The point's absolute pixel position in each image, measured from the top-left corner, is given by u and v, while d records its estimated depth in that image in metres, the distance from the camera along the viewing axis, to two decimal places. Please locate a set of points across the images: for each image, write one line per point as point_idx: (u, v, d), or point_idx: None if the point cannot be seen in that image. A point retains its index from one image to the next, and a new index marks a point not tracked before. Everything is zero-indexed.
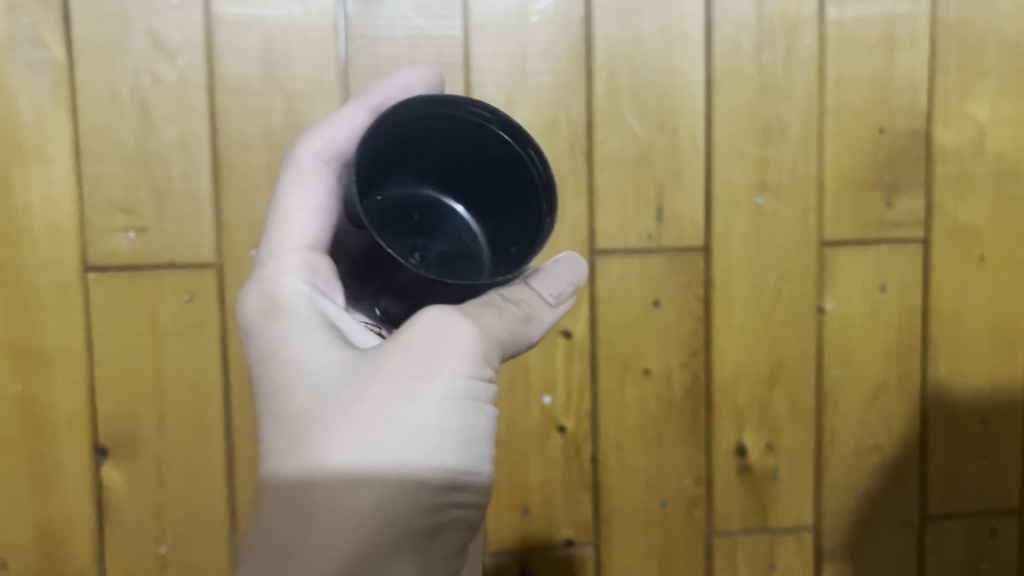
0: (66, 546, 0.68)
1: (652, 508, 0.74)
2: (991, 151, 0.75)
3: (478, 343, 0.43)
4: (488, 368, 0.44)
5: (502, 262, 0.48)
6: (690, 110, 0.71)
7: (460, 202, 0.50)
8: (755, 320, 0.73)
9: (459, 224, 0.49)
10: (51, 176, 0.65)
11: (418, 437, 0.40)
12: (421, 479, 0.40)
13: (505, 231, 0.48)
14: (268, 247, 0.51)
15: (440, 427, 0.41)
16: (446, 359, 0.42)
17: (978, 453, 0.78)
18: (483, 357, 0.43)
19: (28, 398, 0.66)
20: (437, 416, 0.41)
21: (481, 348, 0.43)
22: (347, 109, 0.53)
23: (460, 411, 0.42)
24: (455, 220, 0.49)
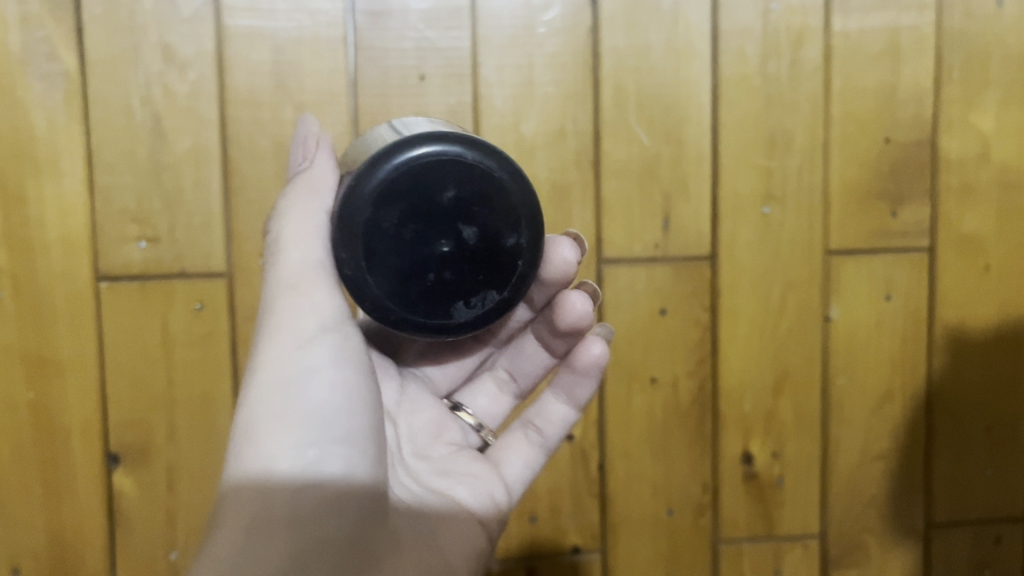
0: (78, 553, 0.69)
1: (659, 515, 0.74)
2: (996, 161, 0.75)
3: (289, 307, 0.45)
4: (314, 320, 0.46)
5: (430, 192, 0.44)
6: (696, 121, 0.71)
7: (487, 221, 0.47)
8: (761, 328, 0.73)
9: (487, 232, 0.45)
10: (64, 187, 0.66)
11: (253, 413, 0.43)
12: (262, 455, 0.42)
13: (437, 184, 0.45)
14: None
15: (275, 390, 0.43)
16: (266, 340, 0.45)
17: (983, 461, 0.78)
18: (302, 312, 0.45)
19: (41, 407, 0.67)
20: (270, 390, 0.43)
21: (295, 309, 0.45)
22: None
23: (282, 377, 0.44)
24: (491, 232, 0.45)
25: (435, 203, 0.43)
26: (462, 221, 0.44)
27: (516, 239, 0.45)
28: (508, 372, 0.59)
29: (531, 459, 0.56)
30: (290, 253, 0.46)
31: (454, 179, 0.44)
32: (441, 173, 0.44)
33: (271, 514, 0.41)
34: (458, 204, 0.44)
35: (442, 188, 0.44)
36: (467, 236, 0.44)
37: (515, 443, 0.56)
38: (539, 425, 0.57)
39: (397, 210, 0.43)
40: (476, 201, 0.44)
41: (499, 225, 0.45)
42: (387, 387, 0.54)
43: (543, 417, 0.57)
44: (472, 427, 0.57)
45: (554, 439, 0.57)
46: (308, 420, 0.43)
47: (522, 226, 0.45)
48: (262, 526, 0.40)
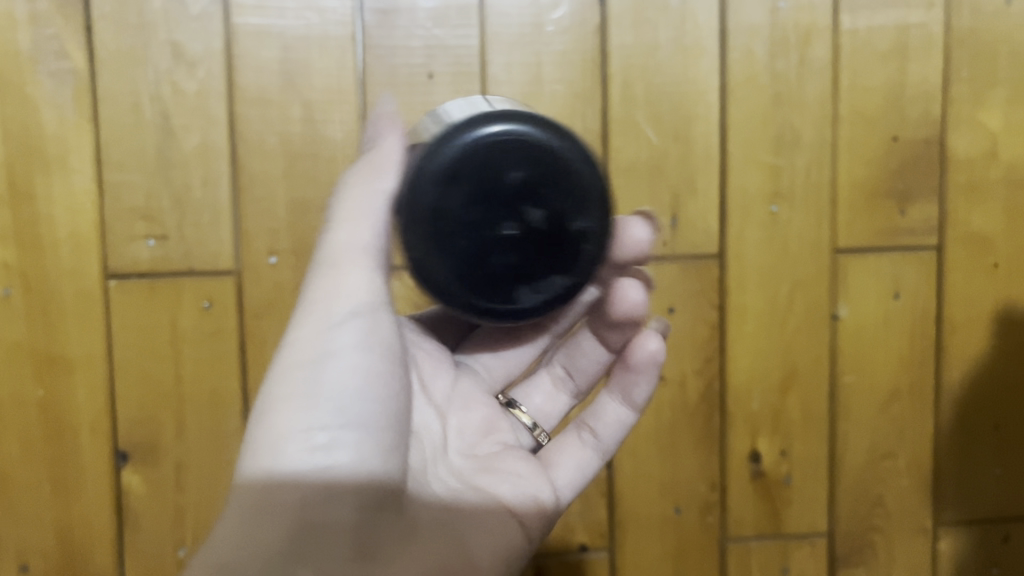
0: (87, 551, 0.69)
1: (666, 513, 0.74)
2: (1004, 159, 0.75)
3: (327, 287, 0.44)
4: (350, 303, 0.44)
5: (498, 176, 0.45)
6: (704, 119, 0.71)
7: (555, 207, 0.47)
8: (768, 327, 0.73)
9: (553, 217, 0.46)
10: (73, 184, 0.66)
11: (274, 392, 0.43)
12: (276, 436, 0.41)
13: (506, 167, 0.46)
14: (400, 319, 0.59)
15: (299, 374, 0.43)
16: (299, 318, 0.45)
17: (991, 460, 0.78)
18: (341, 295, 0.44)
19: (49, 405, 0.67)
20: (293, 371, 0.43)
21: (332, 290, 0.44)
22: None
23: (308, 360, 0.43)
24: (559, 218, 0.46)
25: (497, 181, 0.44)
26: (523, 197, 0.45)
27: (582, 223, 0.46)
28: (564, 369, 0.59)
29: (583, 464, 0.56)
30: (338, 232, 0.45)
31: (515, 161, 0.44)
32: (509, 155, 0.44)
33: (280, 498, 0.40)
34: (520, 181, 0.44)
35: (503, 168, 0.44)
36: (533, 218, 0.45)
37: (568, 445, 0.56)
38: (593, 426, 0.57)
39: (463, 191, 0.44)
40: (542, 182, 0.45)
41: (565, 205, 0.45)
42: (441, 383, 0.54)
43: (598, 418, 0.56)
44: (525, 425, 0.57)
45: (610, 442, 0.57)
46: (327, 408, 0.42)
47: (590, 207, 0.46)
48: (264, 511, 0.40)
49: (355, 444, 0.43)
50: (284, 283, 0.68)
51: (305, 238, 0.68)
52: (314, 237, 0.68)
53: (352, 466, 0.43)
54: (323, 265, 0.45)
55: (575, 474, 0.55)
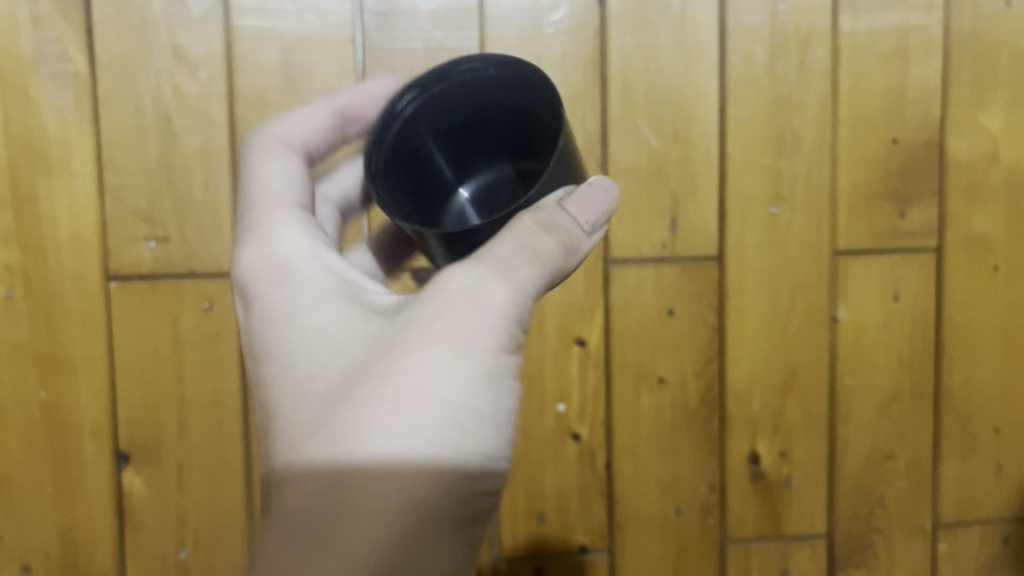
0: (89, 551, 0.69)
1: (666, 515, 0.74)
2: (1004, 161, 0.75)
3: (511, 313, 0.40)
4: (519, 338, 0.41)
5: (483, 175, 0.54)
6: (704, 121, 0.71)
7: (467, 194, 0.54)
8: (768, 329, 0.74)
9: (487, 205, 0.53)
10: (75, 186, 0.67)
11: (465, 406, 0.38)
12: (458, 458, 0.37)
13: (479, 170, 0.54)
14: (252, 205, 0.49)
15: (478, 405, 0.38)
16: (479, 328, 0.39)
17: (991, 461, 0.79)
18: (516, 323, 0.41)
19: (52, 406, 0.68)
20: (473, 391, 0.38)
21: (515, 317, 0.40)
22: (310, 108, 0.54)
23: (489, 386, 0.39)
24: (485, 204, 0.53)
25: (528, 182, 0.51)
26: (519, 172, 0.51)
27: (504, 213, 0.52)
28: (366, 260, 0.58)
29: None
30: (534, 268, 0.41)
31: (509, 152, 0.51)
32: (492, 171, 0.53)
33: (446, 518, 0.37)
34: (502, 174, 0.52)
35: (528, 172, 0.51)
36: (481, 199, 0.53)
37: None
38: None
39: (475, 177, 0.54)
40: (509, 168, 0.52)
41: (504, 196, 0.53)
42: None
43: None
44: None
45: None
46: (500, 443, 0.39)
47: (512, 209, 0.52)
48: (432, 534, 0.37)
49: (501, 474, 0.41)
50: None
51: None
52: None
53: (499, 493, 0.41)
54: (516, 281, 0.41)
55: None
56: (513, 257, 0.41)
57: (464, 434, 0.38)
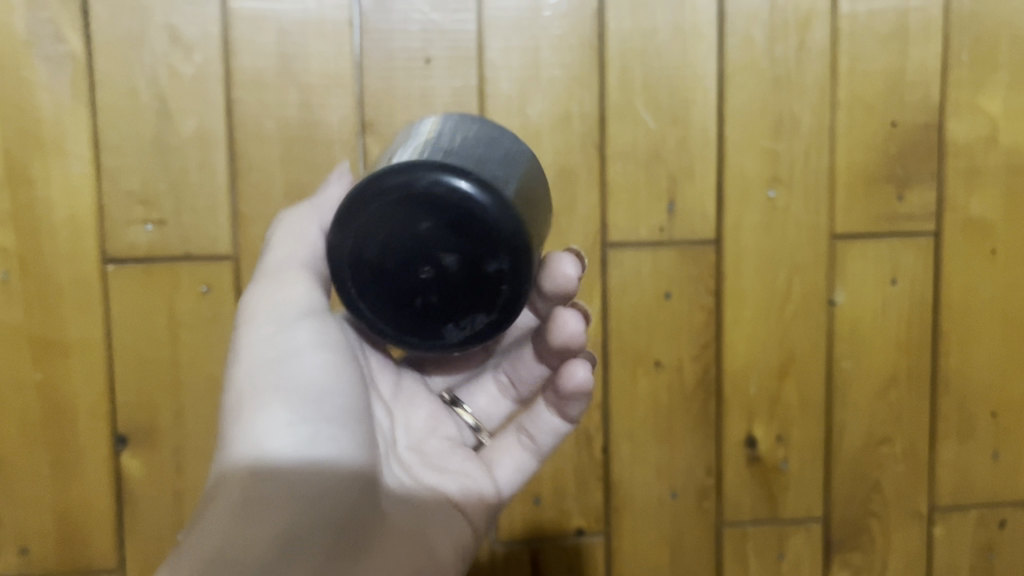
0: (86, 533, 0.69)
1: (662, 497, 0.75)
2: (1003, 145, 0.75)
3: (283, 303, 0.48)
4: (297, 314, 0.48)
5: (436, 230, 0.42)
6: (703, 104, 0.71)
7: (427, 221, 0.42)
8: (765, 313, 0.74)
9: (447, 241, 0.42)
10: (70, 168, 0.66)
11: (276, 457, 0.44)
12: (255, 432, 0.44)
13: (408, 203, 0.42)
14: None
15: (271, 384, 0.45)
16: (259, 324, 0.48)
17: (988, 446, 0.79)
18: (292, 309, 0.48)
19: (49, 388, 0.68)
20: (262, 370, 0.46)
21: (286, 304, 0.48)
22: None
23: (275, 361, 0.46)
24: (437, 233, 0.42)
25: (409, 279, 0.43)
26: (442, 252, 0.43)
27: (434, 230, 0.42)
28: (508, 377, 0.58)
29: (522, 466, 0.56)
30: (279, 260, 0.49)
31: (432, 209, 0.42)
32: (407, 206, 0.42)
33: (266, 495, 0.43)
34: (464, 210, 0.42)
35: (424, 260, 0.43)
36: (447, 261, 0.43)
37: (507, 446, 0.56)
38: (530, 431, 0.56)
39: (420, 219, 0.42)
40: (456, 227, 0.42)
41: (450, 228, 0.42)
42: (384, 379, 0.55)
43: (504, 465, 0.55)
44: (468, 426, 0.57)
45: (546, 451, 0.57)
46: (300, 412, 0.45)
47: (458, 239, 0.42)
48: (246, 511, 0.42)
49: (331, 434, 0.46)
50: None
51: None
52: None
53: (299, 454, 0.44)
54: (292, 293, 0.48)
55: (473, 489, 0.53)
56: (279, 262, 0.49)
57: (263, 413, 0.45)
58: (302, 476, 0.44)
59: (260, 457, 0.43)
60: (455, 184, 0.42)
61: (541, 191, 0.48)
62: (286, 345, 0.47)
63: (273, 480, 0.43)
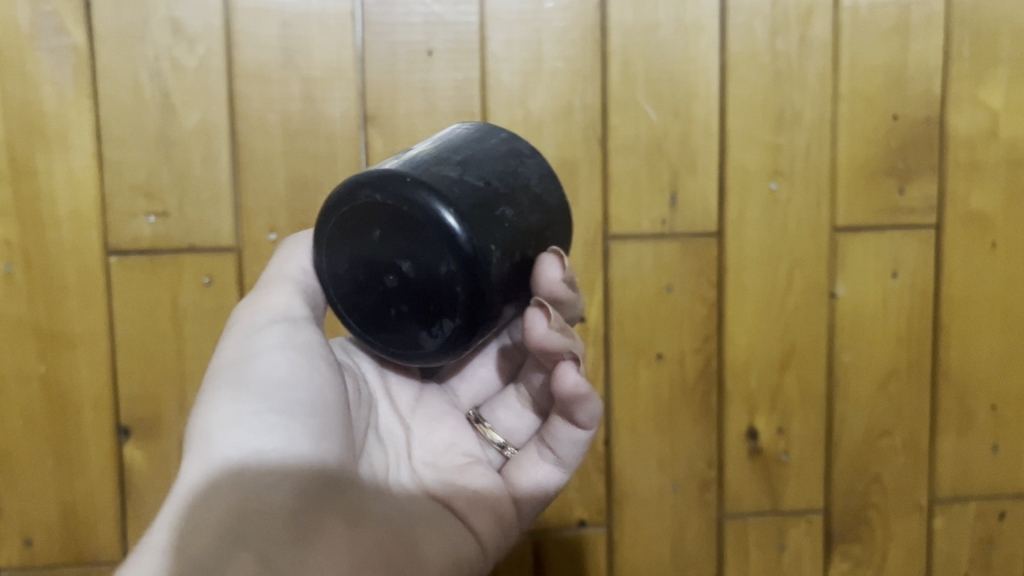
0: (90, 525, 0.69)
1: (664, 489, 0.75)
2: (1004, 138, 0.75)
3: (259, 310, 0.48)
4: (270, 317, 0.47)
5: (383, 238, 0.44)
6: (705, 98, 0.71)
7: (379, 230, 0.44)
8: (767, 305, 0.74)
9: (398, 248, 0.43)
10: (73, 162, 0.66)
11: (237, 445, 0.40)
12: (208, 421, 0.41)
13: (358, 217, 0.44)
14: None
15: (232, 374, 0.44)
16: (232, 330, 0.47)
17: (988, 439, 0.79)
18: (266, 314, 0.47)
19: (53, 380, 0.68)
20: (226, 364, 0.45)
21: (261, 310, 0.48)
22: None
23: (240, 355, 0.45)
24: (390, 242, 0.44)
25: (380, 288, 0.45)
26: (399, 259, 0.44)
27: (386, 241, 0.44)
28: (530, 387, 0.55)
29: (542, 479, 0.52)
30: (263, 280, 0.50)
31: (380, 218, 0.44)
32: (359, 219, 0.44)
33: (215, 483, 0.39)
34: (406, 216, 0.42)
35: (386, 269, 0.44)
36: (404, 268, 0.44)
37: (528, 460, 0.53)
38: (550, 443, 0.52)
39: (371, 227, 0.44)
40: (403, 234, 0.43)
41: (398, 237, 0.43)
42: (404, 396, 0.55)
43: (527, 475, 0.52)
44: (494, 445, 0.55)
45: (571, 462, 0.52)
46: (256, 397, 0.43)
47: (408, 246, 0.43)
48: (193, 498, 0.38)
49: (291, 422, 0.43)
50: None
51: (306, 215, 0.68)
52: (314, 213, 0.68)
53: (260, 442, 0.41)
54: (268, 302, 0.48)
55: (487, 501, 0.51)
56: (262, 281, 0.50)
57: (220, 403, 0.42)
58: (257, 466, 0.40)
59: (220, 448, 0.40)
60: (393, 190, 0.43)
61: (526, 190, 0.46)
62: (251, 345, 0.45)
63: (235, 470, 0.40)
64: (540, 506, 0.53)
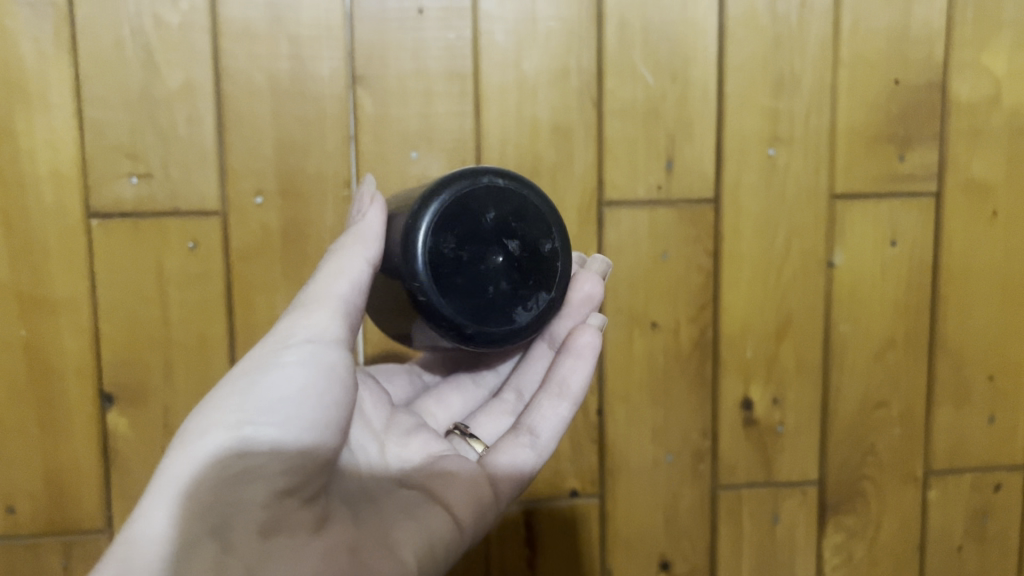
0: (74, 493, 0.68)
1: (657, 459, 0.74)
2: (1006, 105, 0.74)
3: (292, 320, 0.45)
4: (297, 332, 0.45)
5: (505, 214, 0.47)
6: (703, 61, 0.69)
7: (494, 209, 0.47)
8: (764, 274, 0.73)
9: (513, 224, 0.47)
10: (54, 121, 0.64)
11: (218, 448, 0.42)
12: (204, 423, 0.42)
13: (475, 195, 0.47)
14: None
15: (242, 379, 0.44)
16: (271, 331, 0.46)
17: (985, 410, 0.78)
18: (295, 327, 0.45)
19: (34, 346, 0.66)
20: (246, 366, 0.44)
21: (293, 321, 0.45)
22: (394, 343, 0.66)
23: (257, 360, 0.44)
24: (503, 219, 0.47)
25: (481, 268, 0.46)
26: (507, 237, 0.47)
27: (499, 216, 0.47)
28: (514, 393, 0.60)
29: (519, 465, 0.52)
30: (310, 287, 0.47)
31: (494, 199, 0.47)
32: (476, 198, 0.47)
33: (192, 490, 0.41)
34: (520, 198, 0.48)
35: (494, 247, 0.46)
36: (512, 247, 0.47)
37: (506, 444, 0.53)
38: (531, 426, 0.54)
39: (489, 206, 0.47)
40: (514, 217, 0.47)
41: (510, 215, 0.47)
42: (377, 414, 0.55)
43: (507, 457, 0.52)
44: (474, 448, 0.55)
45: (547, 444, 0.54)
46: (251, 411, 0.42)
47: (522, 224, 0.47)
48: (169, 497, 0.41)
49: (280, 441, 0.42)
50: (272, 223, 0.67)
51: (294, 178, 0.67)
52: (302, 177, 0.67)
53: (247, 459, 0.42)
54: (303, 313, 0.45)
55: (467, 485, 0.50)
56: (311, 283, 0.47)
57: (221, 406, 0.43)
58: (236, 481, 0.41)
59: (206, 446, 0.42)
60: (505, 176, 0.48)
61: None
62: (270, 358, 0.44)
63: (214, 472, 0.41)
64: (517, 495, 0.52)
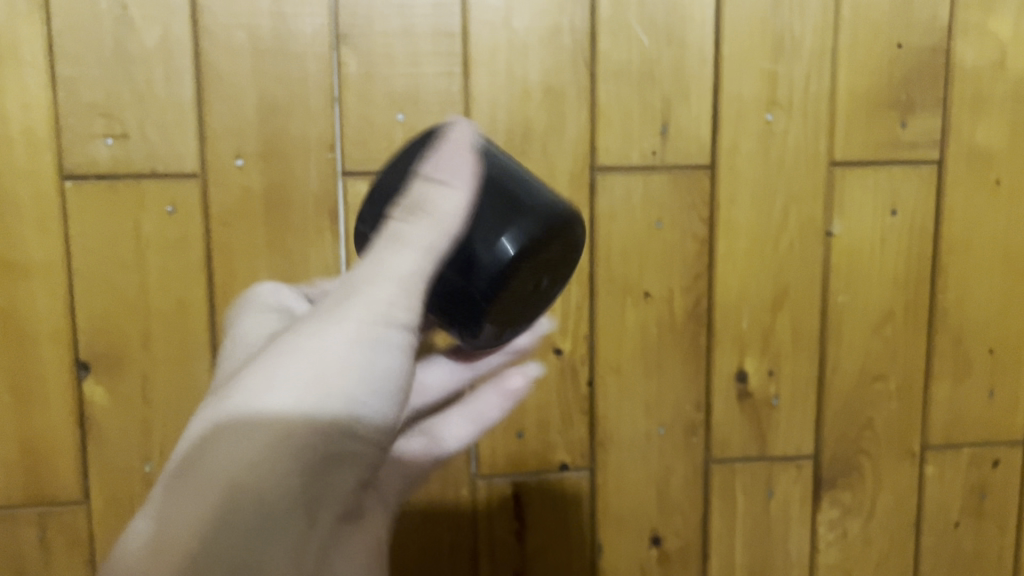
0: (50, 463, 0.66)
1: (649, 432, 0.72)
2: (1012, 71, 0.72)
3: (394, 298, 0.39)
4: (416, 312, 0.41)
5: (563, 254, 0.47)
6: (700, 21, 0.67)
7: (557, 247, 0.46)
8: (761, 243, 0.71)
9: (555, 263, 0.47)
10: (26, 78, 0.62)
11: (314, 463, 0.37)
12: (296, 434, 0.36)
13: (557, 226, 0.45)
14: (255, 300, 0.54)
15: (336, 376, 0.37)
16: (359, 296, 0.39)
17: (984, 384, 0.77)
18: (393, 306, 0.39)
19: (7, 312, 0.64)
20: (342, 349, 0.38)
21: (392, 298, 0.39)
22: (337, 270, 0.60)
23: (355, 352, 0.38)
24: (556, 259, 0.47)
25: (521, 294, 0.46)
26: (547, 275, 0.47)
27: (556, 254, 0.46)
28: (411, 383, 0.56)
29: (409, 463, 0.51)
30: (397, 252, 0.39)
31: (565, 237, 0.46)
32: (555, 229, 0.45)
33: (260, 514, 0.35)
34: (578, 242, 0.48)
35: (538, 280, 0.47)
36: (545, 284, 0.47)
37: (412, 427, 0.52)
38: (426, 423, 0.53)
39: (559, 244, 0.46)
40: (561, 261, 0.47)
41: (559, 255, 0.47)
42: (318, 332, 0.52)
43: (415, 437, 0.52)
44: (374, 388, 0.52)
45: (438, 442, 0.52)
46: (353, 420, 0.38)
47: (559, 266, 0.48)
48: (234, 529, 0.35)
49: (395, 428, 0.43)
50: (253, 186, 0.65)
51: (275, 140, 0.64)
52: (284, 139, 0.65)
53: (349, 471, 0.39)
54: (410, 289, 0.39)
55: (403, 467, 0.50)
56: (398, 247, 0.39)
57: (319, 412, 0.37)
58: (319, 497, 0.38)
59: (300, 459, 0.36)
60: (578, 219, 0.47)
61: None
62: (375, 353, 0.38)
63: (297, 493, 0.36)
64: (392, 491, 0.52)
